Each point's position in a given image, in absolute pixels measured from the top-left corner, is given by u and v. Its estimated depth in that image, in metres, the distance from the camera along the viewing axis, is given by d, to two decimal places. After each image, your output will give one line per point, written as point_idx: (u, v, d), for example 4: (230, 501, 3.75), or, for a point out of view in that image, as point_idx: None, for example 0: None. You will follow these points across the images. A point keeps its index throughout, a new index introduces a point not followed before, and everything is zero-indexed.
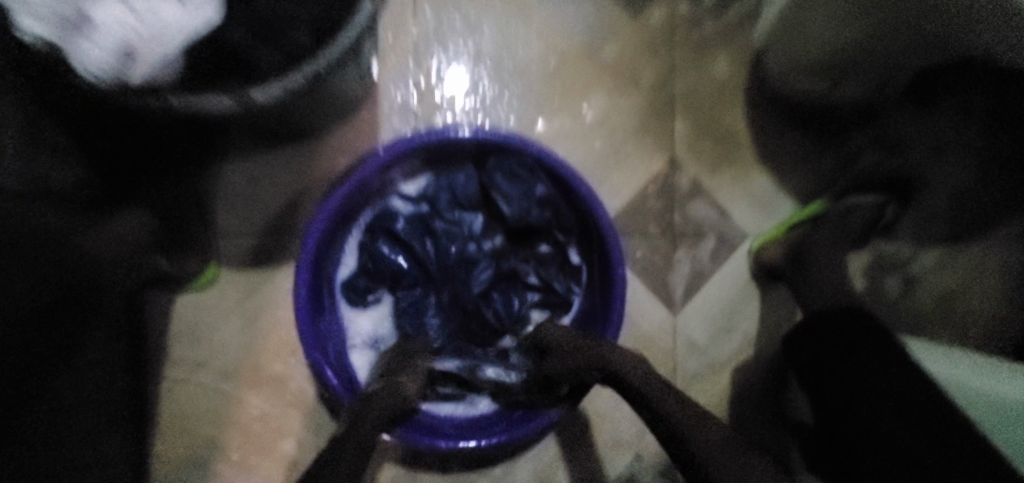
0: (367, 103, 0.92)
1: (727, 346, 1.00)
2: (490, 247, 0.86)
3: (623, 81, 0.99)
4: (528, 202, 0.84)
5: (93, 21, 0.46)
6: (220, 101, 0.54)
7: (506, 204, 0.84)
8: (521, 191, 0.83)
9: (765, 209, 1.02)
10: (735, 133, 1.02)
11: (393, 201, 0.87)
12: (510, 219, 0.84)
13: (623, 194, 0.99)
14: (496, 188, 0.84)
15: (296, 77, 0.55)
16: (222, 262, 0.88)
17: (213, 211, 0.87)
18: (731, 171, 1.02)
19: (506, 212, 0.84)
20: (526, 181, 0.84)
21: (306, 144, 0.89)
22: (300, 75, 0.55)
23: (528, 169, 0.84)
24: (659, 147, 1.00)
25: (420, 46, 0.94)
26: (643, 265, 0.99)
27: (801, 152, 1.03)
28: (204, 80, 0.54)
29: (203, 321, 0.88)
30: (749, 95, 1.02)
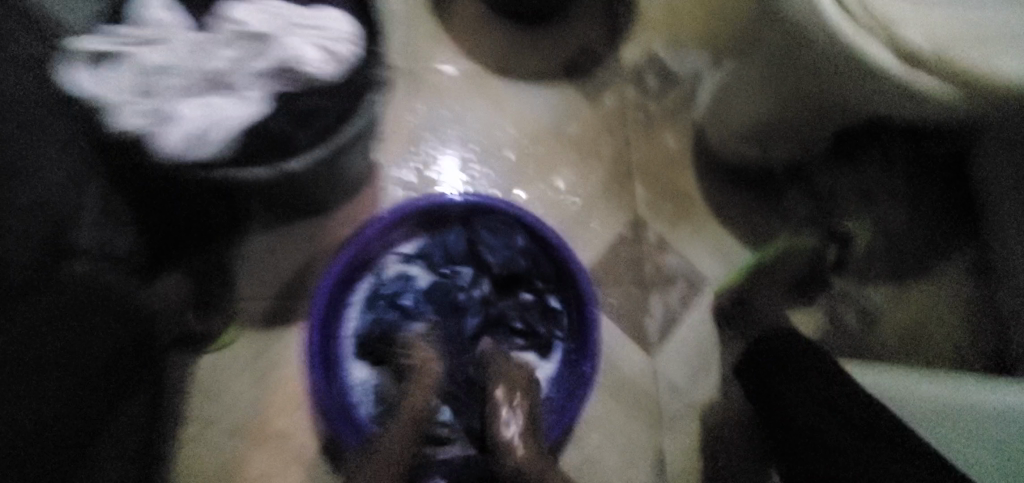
0: (370, 181, 1.08)
1: (702, 384, 1.08)
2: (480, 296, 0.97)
3: (587, 154, 1.17)
4: (510, 253, 0.97)
5: (178, 116, 0.65)
6: (258, 172, 0.69)
7: (491, 255, 0.97)
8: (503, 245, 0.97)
9: (723, 256, 1.15)
10: (688, 192, 1.18)
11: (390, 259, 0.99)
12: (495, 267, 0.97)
13: (595, 249, 1.12)
14: (482, 242, 0.98)
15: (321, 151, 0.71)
16: (239, 324, 0.97)
17: (233, 277, 0.99)
18: (688, 225, 1.16)
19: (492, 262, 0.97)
20: (507, 235, 0.98)
21: (318, 217, 1.04)
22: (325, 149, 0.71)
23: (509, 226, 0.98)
24: (624, 208, 1.15)
25: (415, 134, 1.12)
26: (619, 312, 1.09)
27: (746, 206, 1.18)
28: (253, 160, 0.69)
29: (218, 380, 0.96)
30: (696, 161, 1.20)
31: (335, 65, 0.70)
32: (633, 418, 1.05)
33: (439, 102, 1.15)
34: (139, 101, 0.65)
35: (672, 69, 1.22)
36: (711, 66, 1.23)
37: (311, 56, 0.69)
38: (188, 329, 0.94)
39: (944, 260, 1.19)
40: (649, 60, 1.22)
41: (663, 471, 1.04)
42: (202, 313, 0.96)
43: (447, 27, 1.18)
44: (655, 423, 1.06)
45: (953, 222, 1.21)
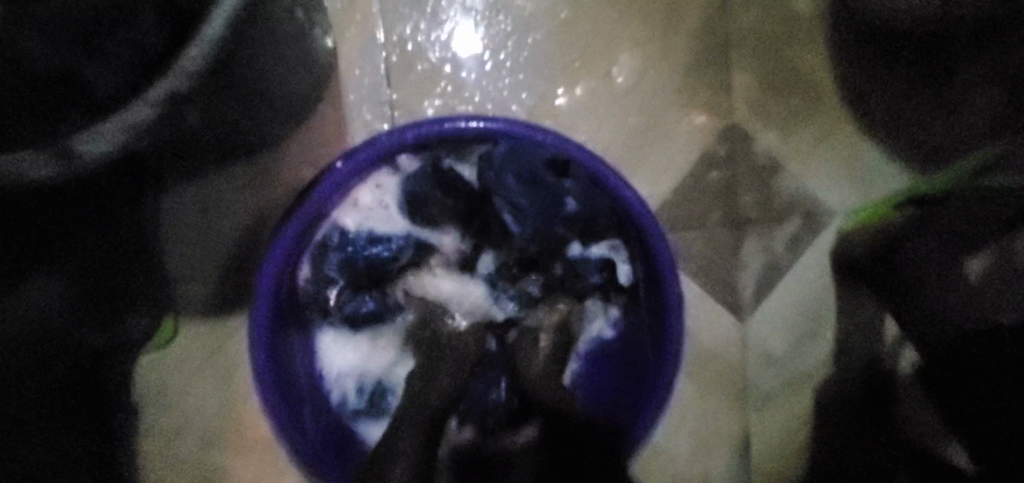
0: (327, 95, 0.71)
1: (811, 355, 0.80)
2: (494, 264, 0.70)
3: (657, 25, 0.76)
4: (551, 217, 0.68)
5: None
6: (89, 139, 0.49)
7: (514, 219, 0.68)
8: (536, 203, 0.67)
9: (858, 175, 0.78)
10: (811, 78, 0.78)
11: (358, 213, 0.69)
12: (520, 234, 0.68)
13: (670, 177, 0.76)
14: (500, 191, 0.67)
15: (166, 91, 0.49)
16: (180, 313, 0.73)
17: (160, 252, 0.71)
18: (812, 130, 0.77)
19: (515, 226, 0.68)
20: (548, 191, 0.67)
21: (259, 156, 0.71)
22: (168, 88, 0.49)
23: (548, 169, 0.67)
24: (711, 109, 0.76)
25: (390, 10, 0.72)
26: (702, 265, 0.78)
27: (901, 93, 0.78)
28: None
29: (169, 384, 0.73)
30: (828, 26, 0.77)
31: None
32: (718, 404, 0.79)
33: None
34: None
35: None
36: None
37: None
38: (89, 346, 0.67)
39: None
40: None
41: (749, 464, 0.80)
42: (103, 319, 0.68)
43: None
44: (743, 405, 0.80)
45: None
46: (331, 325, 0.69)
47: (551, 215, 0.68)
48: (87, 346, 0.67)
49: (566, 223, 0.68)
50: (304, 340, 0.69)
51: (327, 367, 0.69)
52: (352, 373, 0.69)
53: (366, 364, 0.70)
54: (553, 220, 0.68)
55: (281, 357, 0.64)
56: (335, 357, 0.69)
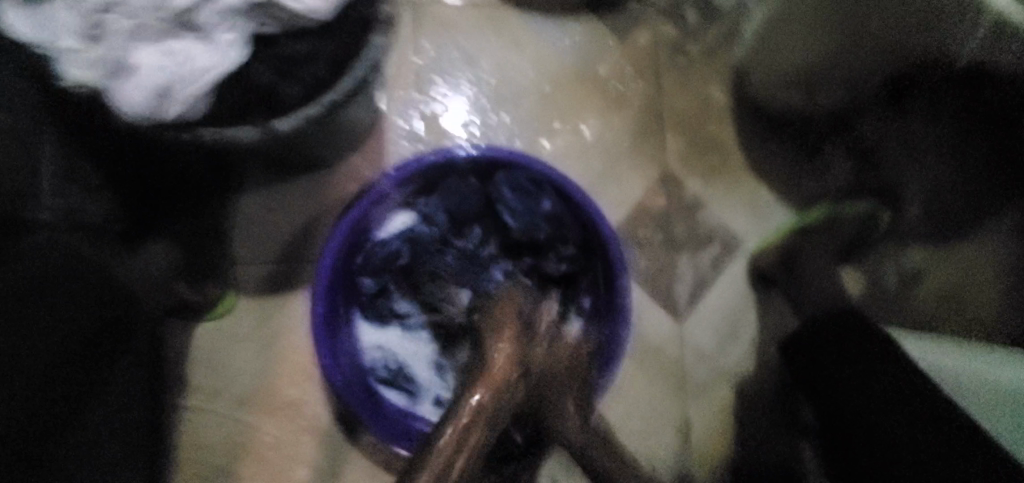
0: (373, 132, 0.96)
1: (733, 351, 1.02)
2: (489, 254, 0.90)
3: (614, 100, 1.05)
4: (534, 217, 0.88)
5: (133, 64, 0.53)
6: (248, 131, 0.59)
7: (512, 217, 0.88)
8: (527, 207, 0.88)
9: (761, 216, 1.06)
10: (724, 143, 1.07)
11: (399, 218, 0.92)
12: (515, 230, 0.89)
13: (623, 208, 1.03)
14: (501, 201, 0.88)
15: (317, 107, 0.60)
16: (238, 290, 0.91)
17: (231, 239, 0.91)
18: (725, 180, 1.06)
19: (512, 224, 0.89)
20: (534, 197, 0.88)
21: (318, 172, 0.94)
22: (320, 105, 0.60)
23: (535, 186, 0.88)
24: (652, 161, 1.04)
25: (424, 77, 1.00)
26: (647, 275, 1.02)
27: (788, 158, 1.08)
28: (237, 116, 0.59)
29: (219, 349, 0.90)
30: (735, 109, 1.08)
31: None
32: (660, 387, 1.00)
33: (450, 39, 1.02)
34: (86, 47, 0.53)
35: (712, 3, 1.09)
36: None
37: None
38: (183, 298, 0.86)
39: None
40: None
41: (687, 440, 0.99)
42: (194, 277, 0.88)
43: None
44: (681, 390, 1.01)
45: None
46: (370, 314, 0.89)
47: (536, 216, 0.88)
48: (180, 298, 0.86)
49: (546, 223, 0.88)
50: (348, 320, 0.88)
51: (365, 351, 0.88)
52: (383, 354, 0.88)
53: (392, 347, 0.89)
54: (538, 219, 0.88)
55: (335, 321, 0.84)
56: (371, 343, 0.88)
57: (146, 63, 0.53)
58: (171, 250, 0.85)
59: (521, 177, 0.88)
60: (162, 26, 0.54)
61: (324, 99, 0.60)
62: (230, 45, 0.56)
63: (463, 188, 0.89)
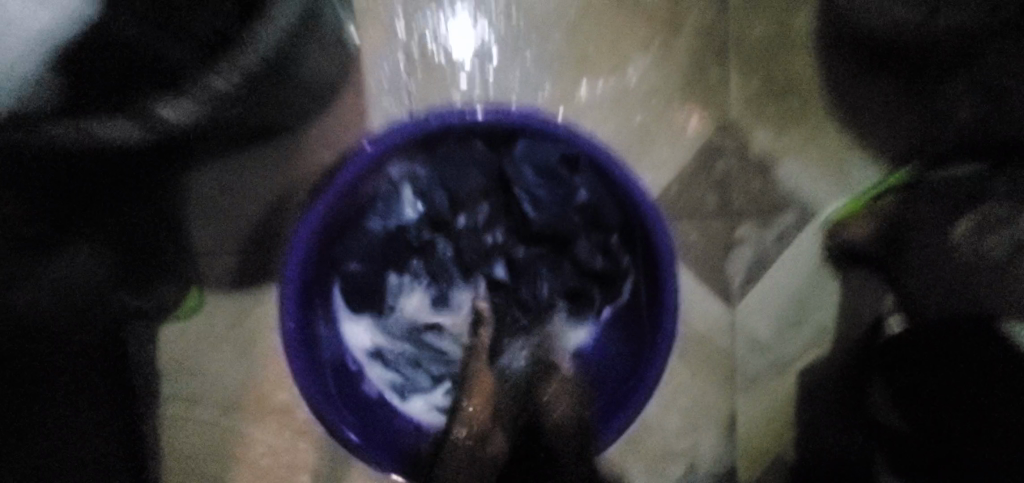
0: (349, 83, 0.75)
1: (796, 341, 0.86)
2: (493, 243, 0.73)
3: (662, 27, 0.81)
4: (563, 205, 0.72)
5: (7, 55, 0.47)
6: (182, 100, 0.57)
7: (533, 207, 0.71)
8: (552, 188, 0.71)
9: (842, 174, 0.84)
10: (801, 80, 0.83)
11: (397, 168, 0.72)
12: (535, 219, 0.71)
13: (668, 171, 0.81)
14: (519, 183, 0.70)
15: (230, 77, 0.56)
16: (204, 286, 0.76)
17: (188, 226, 0.75)
18: (801, 130, 0.83)
19: (534, 213, 0.71)
20: (563, 184, 0.71)
21: (282, 140, 0.74)
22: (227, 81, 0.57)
23: (565, 165, 0.70)
24: (708, 109, 0.82)
25: (412, 5, 0.77)
26: (696, 251, 0.83)
27: (886, 99, 0.84)
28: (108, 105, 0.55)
29: (191, 353, 0.77)
30: (819, 35, 0.83)
31: None
32: (706, 382, 0.85)
33: None
34: None
35: None
36: None
37: None
38: (130, 305, 0.74)
39: None
40: None
41: (735, 438, 0.86)
42: (141, 288, 0.74)
43: None
44: (731, 384, 0.85)
45: None
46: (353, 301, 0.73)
47: (565, 207, 0.71)
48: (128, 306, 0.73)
49: (575, 214, 0.72)
50: (325, 315, 0.72)
51: (348, 346, 0.73)
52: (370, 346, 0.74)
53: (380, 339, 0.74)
54: (569, 211, 0.72)
55: (309, 316, 0.68)
56: (355, 338, 0.73)
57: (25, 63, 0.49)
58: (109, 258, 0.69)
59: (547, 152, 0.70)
60: None
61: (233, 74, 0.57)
62: None
63: (467, 163, 0.71)
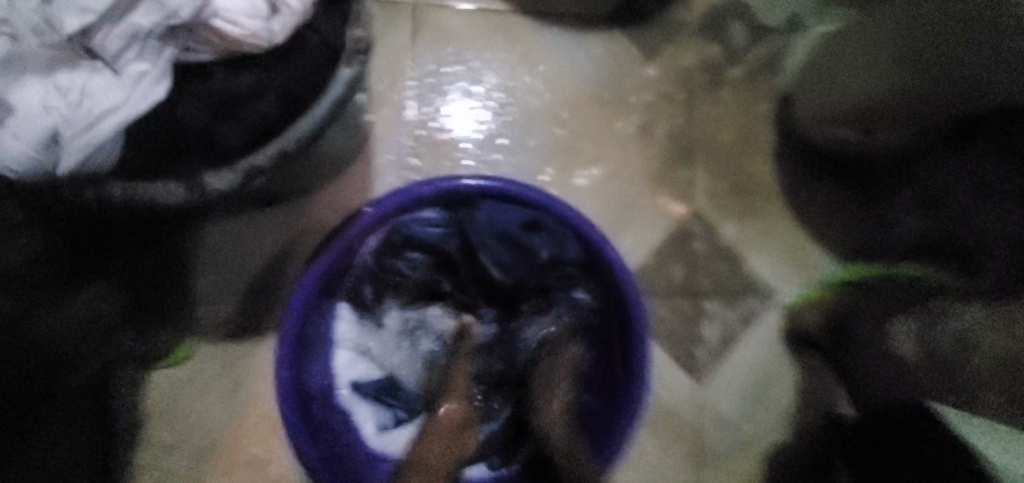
0: (360, 157, 0.85)
1: (761, 421, 0.89)
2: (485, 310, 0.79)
3: (639, 127, 0.92)
4: (534, 265, 0.77)
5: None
6: (194, 184, 0.46)
7: (500, 270, 0.77)
8: (518, 258, 0.77)
9: (799, 263, 0.93)
10: (760, 180, 0.93)
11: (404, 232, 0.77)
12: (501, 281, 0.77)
13: (641, 251, 0.90)
14: (482, 248, 0.77)
15: (272, 151, 0.47)
16: (197, 334, 0.80)
17: (192, 274, 0.81)
18: (760, 223, 0.92)
19: (499, 275, 0.77)
20: (525, 249, 0.77)
21: (292, 202, 0.83)
22: (267, 155, 0.47)
23: (522, 227, 0.77)
24: (678, 199, 0.91)
25: (421, 96, 0.87)
26: (667, 326, 0.89)
27: (836, 199, 0.95)
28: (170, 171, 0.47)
29: (174, 398, 0.80)
30: (776, 141, 0.94)
31: (279, 20, 0.45)
32: (673, 458, 0.88)
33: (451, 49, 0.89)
34: None
35: (758, 17, 0.95)
36: None
37: (232, 5, 0.44)
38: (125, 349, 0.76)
39: None
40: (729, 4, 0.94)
41: None
42: (142, 327, 0.77)
43: None
44: (697, 462, 0.88)
45: None
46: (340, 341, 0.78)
47: (529, 265, 0.77)
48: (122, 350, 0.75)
49: (535, 267, 0.77)
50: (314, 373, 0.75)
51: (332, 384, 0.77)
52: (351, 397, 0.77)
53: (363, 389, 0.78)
54: (534, 269, 0.77)
55: (302, 365, 0.72)
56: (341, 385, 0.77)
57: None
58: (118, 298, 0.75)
59: (506, 214, 0.77)
60: (58, 56, 0.42)
61: (274, 147, 0.48)
62: (142, 76, 0.43)
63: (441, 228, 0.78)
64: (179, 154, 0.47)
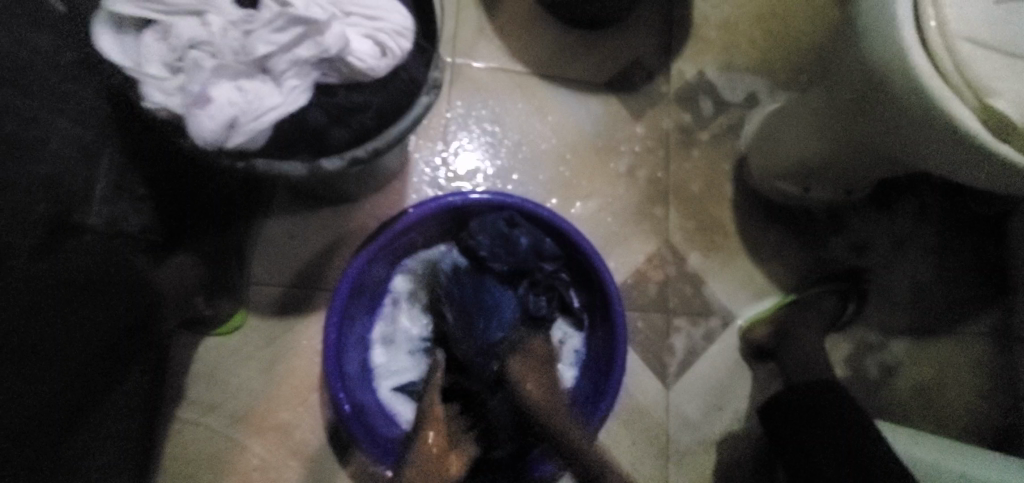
0: (399, 174, 1.04)
1: (719, 423, 1.05)
2: (505, 295, 0.93)
3: (625, 172, 1.13)
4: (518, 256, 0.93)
5: (178, 72, 0.59)
6: (309, 165, 0.65)
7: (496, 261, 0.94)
8: (508, 251, 0.93)
9: (754, 291, 1.12)
10: (721, 222, 1.14)
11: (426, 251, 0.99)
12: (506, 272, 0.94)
13: (623, 271, 1.09)
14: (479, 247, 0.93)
15: (368, 149, 0.66)
16: (250, 309, 0.94)
17: (251, 258, 0.96)
18: (721, 257, 1.12)
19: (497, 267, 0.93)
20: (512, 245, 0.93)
21: (341, 206, 0.99)
22: (365, 150, 0.66)
23: (508, 227, 0.93)
24: (655, 232, 1.11)
25: (451, 133, 1.08)
26: (642, 336, 1.07)
27: (784, 243, 1.15)
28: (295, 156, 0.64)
29: (219, 364, 0.92)
30: (735, 192, 1.16)
31: (386, 61, 0.63)
32: (643, 450, 1.03)
33: (478, 100, 1.10)
34: (169, 78, 0.59)
35: (723, 95, 1.18)
36: (766, 90, 1.18)
37: (361, 49, 0.62)
38: (199, 312, 0.87)
39: (973, 321, 1.17)
40: (701, 81, 1.18)
41: None
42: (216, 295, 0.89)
43: (495, 21, 1.13)
44: (665, 455, 1.03)
45: (991, 278, 1.19)
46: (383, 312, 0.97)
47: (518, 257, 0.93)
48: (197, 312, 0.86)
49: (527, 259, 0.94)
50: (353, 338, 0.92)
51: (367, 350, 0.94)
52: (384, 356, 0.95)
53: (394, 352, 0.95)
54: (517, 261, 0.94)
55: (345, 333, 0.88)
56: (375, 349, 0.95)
57: (192, 83, 0.58)
58: (198, 264, 0.85)
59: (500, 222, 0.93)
60: (238, 68, 0.59)
61: (370, 145, 0.66)
62: (295, 88, 0.60)
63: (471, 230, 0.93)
64: (297, 141, 0.63)
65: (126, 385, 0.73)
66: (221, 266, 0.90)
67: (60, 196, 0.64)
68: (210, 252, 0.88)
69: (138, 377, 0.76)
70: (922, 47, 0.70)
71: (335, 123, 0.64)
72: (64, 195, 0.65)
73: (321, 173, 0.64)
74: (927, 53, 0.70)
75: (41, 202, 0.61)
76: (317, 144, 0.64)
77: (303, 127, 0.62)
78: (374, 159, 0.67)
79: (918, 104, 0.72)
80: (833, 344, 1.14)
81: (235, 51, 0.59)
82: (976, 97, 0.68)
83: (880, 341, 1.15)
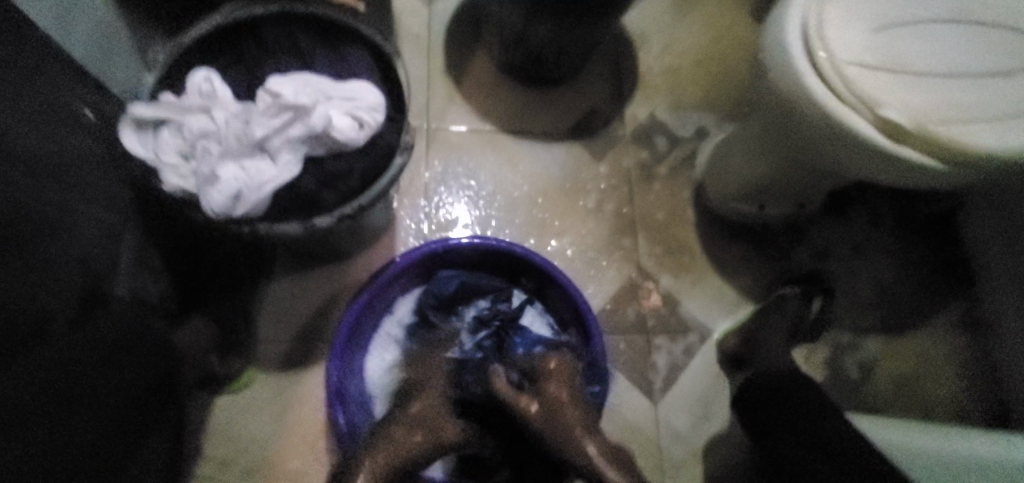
0: (388, 230, 1.14)
1: (708, 434, 1.09)
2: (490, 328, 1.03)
3: (593, 208, 1.24)
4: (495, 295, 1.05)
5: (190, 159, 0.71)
6: (304, 224, 0.74)
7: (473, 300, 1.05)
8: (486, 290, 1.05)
9: (725, 306, 1.20)
10: (687, 244, 1.24)
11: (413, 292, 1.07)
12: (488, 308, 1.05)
13: (601, 298, 1.17)
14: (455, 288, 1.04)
15: (354, 205, 0.75)
16: (258, 367, 1.01)
17: (257, 319, 1.03)
18: (691, 276, 1.21)
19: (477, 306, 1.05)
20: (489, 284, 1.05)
21: (337, 263, 1.09)
22: (351, 207, 0.75)
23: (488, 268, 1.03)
24: (626, 259, 1.20)
25: (431, 189, 1.20)
26: (626, 357, 1.13)
27: (749, 258, 1.24)
28: (292, 218, 0.75)
29: (231, 420, 0.99)
30: (697, 215, 1.26)
31: (363, 132, 0.75)
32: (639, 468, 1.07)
33: (454, 158, 1.23)
34: (183, 164, 0.70)
35: (674, 131, 1.31)
36: (712, 123, 1.31)
37: (340, 124, 0.73)
38: (212, 369, 0.99)
39: (940, 314, 1.24)
40: (653, 121, 1.31)
41: None
42: (224, 352, 1.00)
43: (463, 88, 1.28)
44: (660, 470, 1.07)
45: (949, 271, 1.27)
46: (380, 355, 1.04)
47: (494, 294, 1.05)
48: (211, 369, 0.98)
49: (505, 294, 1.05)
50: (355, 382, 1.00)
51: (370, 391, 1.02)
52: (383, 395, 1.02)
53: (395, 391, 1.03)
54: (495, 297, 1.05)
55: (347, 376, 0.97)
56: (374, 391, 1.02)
57: (202, 166, 0.70)
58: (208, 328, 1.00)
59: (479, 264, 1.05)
60: (241, 150, 0.71)
61: (356, 202, 0.76)
62: (289, 162, 0.72)
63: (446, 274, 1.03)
64: (294, 206, 0.75)
65: (149, 435, 0.82)
66: (226, 327, 1.02)
67: (91, 270, 0.73)
68: (216, 315, 1.02)
69: (157, 430, 0.84)
70: (816, 73, 0.83)
71: (327, 188, 0.76)
72: (94, 270, 0.73)
73: (314, 229, 0.73)
74: (821, 77, 0.82)
75: (79, 276, 0.69)
76: (310, 207, 0.75)
77: (301, 195, 0.75)
78: (360, 213, 0.76)
79: (822, 119, 0.83)
80: (810, 348, 1.20)
81: (236, 137, 0.71)
82: (868, 109, 0.80)
83: (853, 341, 1.21)
